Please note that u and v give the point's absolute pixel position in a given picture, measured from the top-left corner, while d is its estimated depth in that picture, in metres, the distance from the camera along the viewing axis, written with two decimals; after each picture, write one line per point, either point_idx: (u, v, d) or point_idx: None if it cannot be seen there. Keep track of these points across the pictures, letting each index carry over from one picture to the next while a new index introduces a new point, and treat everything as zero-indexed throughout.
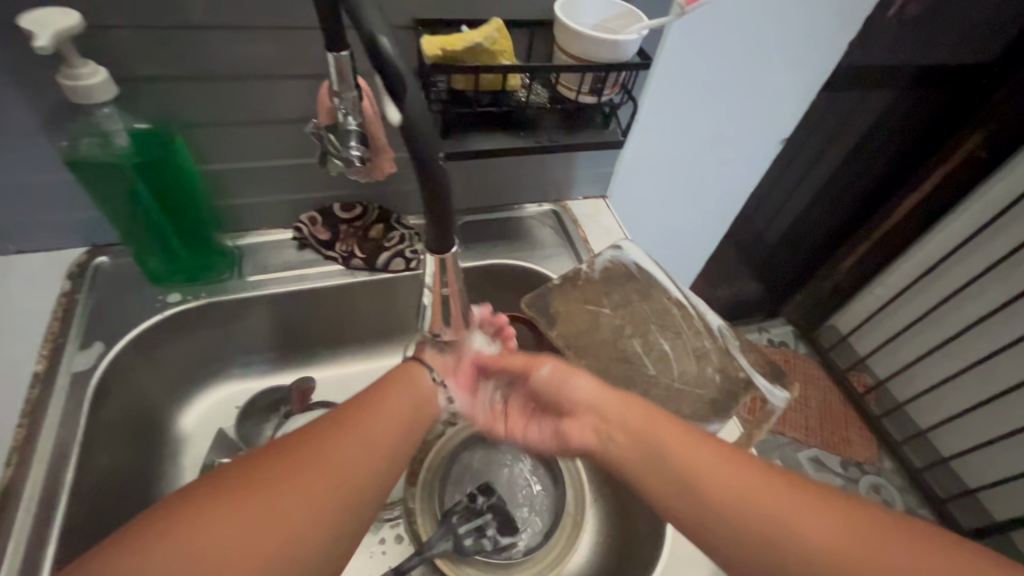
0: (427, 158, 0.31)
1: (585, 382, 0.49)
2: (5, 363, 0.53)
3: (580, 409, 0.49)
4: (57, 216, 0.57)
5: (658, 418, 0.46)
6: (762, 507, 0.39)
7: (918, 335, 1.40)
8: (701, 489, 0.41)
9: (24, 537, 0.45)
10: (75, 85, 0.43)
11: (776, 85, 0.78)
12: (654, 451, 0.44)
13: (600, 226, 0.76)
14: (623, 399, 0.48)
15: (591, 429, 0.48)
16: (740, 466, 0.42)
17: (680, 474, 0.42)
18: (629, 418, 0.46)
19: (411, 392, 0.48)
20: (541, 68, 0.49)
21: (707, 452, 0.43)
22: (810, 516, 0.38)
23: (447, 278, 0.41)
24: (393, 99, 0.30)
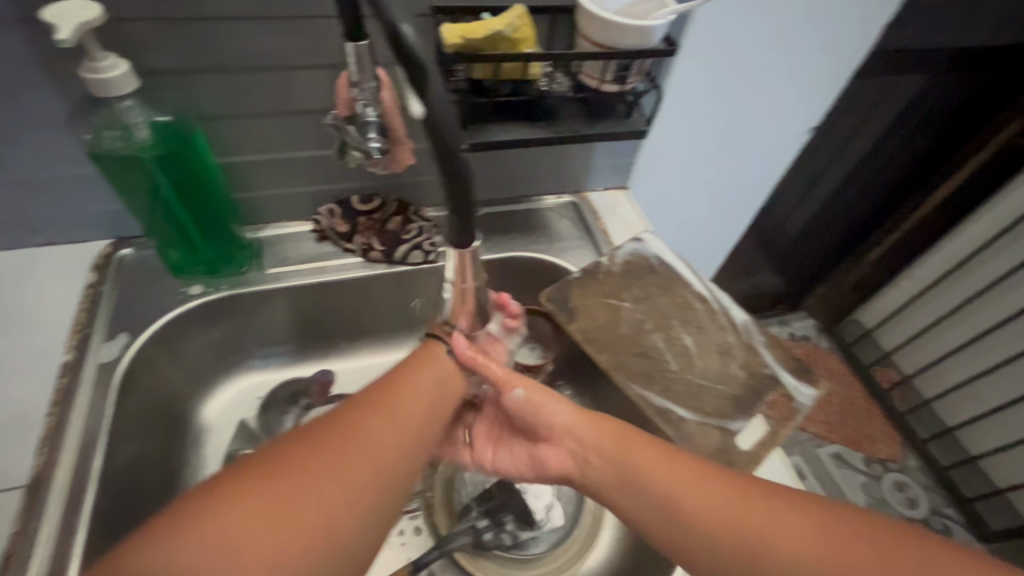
0: (450, 150, 0.31)
1: (560, 407, 0.49)
2: (33, 354, 0.54)
3: (557, 436, 0.48)
4: (82, 208, 0.58)
5: (633, 439, 0.46)
6: (743, 525, 0.40)
7: (949, 331, 1.36)
8: (683, 509, 0.42)
9: (54, 525, 0.46)
10: (98, 78, 0.43)
11: (808, 71, 0.75)
12: (629, 473, 0.45)
13: (620, 218, 0.75)
14: (597, 423, 0.48)
15: (568, 456, 0.48)
16: (718, 482, 0.42)
17: (659, 494, 0.43)
18: (603, 442, 0.47)
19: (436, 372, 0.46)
20: (564, 57, 0.48)
21: (682, 471, 0.43)
22: (789, 528, 0.39)
23: (465, 275, 0.41)
24: (416, 90, 0.29)
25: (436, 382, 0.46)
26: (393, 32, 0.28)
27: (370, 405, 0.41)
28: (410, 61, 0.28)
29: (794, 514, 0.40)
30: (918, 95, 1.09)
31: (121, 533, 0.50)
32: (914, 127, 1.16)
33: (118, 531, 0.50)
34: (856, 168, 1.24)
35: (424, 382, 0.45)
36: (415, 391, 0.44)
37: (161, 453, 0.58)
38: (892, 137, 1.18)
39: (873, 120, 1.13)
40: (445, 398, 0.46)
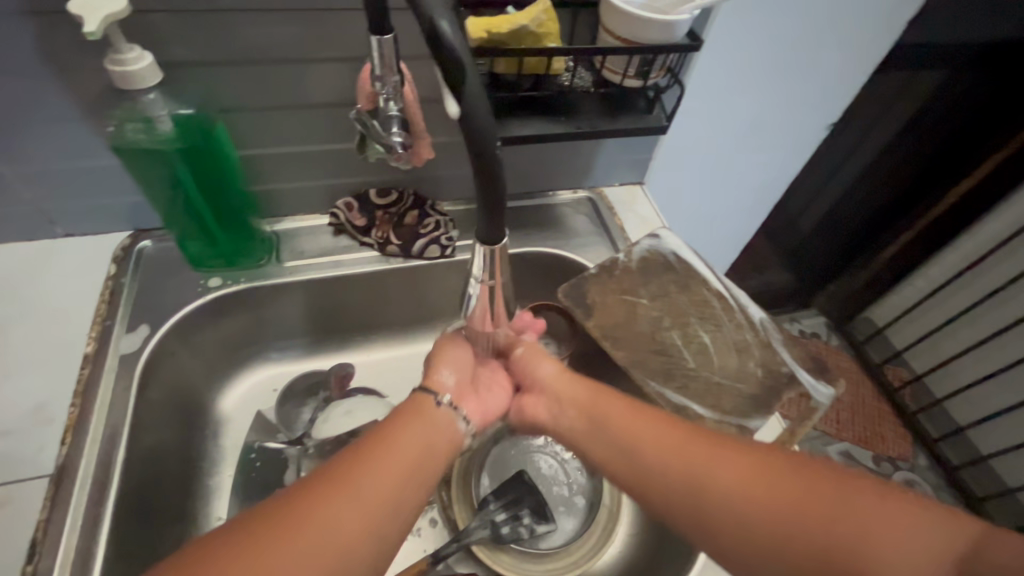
0: (484, 146, 0.31)
1: (549, 366, 0.54)
2: (55, 345, 0.55)
3: (541, 387, 0.54)
4: (103, 199, 0.58)
5: (605, 394, 0.50)
6: (688, 466, 0.41)
7: (960, 330, 1.36)
8: (634, 448, 0.44)
9: (80, 514, 0.46)
10: (123, 70, 0.43)
11: (828, 67, 0.74)
12: (597, 421, 0.49)
13: (636, 214, 0.74)
14: (576, 380, 0.53)
15: (546, 404, 0.53)
16: (672, 428, 0.44)
17: (618, 436, 0.46)
18: (577, 395, 0.51)
19: (421, 429, 0.44)
20: (587, 52, 0.48)
21: (642, 420, 0.46)
22: (728, 467, 0.40)
23: (494, 270, 0.41)
24: (451, 87, 0.29)
25: (422, 440, 0.43)
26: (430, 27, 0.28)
27: (341, 474, 0.37)
28: (447, 57, 0.28)
29: (740, 458, 0.40)
30: (938, 92, 1.08)
31: (145, 522, 0.51)
32: (932, 124, 1.14)
33: (142, 521, 0.51)
34: (871, 166, 1.23)
35: (408, 442, 0.42)
36: (398, 450, 0.41)
37: (182, 444, 0.58)
38: (909, 135, 1.16)
39: (891, 116, 1.11)
40: (430, 454, 0.43)
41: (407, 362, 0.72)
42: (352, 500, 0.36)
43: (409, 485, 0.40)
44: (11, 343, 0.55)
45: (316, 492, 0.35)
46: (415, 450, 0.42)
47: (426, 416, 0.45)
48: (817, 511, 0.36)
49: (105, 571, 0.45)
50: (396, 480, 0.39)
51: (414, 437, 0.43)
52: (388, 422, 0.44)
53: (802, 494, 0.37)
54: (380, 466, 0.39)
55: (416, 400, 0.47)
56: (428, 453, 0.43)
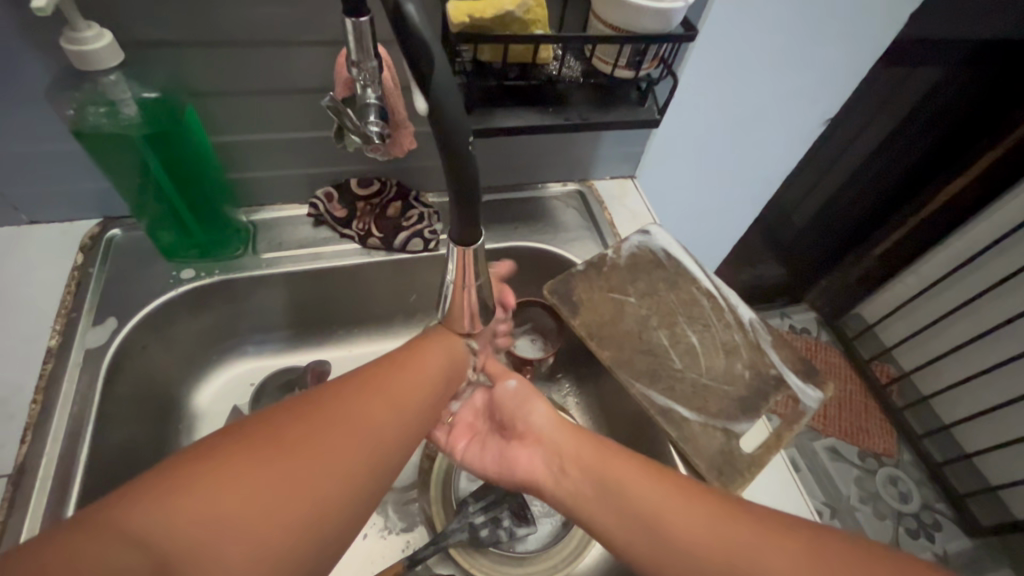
0: (457, 143, 0.29)
1: (543, 412, 0.51)
2: (18, 338, 0.53)
3: (536, 436, 0.50)
4: (68, 186, 0.56)
5: (611, 453, 0.46)
6: (729, 551, 0.38)
7: (949, 329, 1.36)
8: (663, 526, 0.40)
9: (39, 515, 0.44)
10: (79, 50, 0.41)
11: (825, 61, 0.72)
12: (608, 487, 0.44)
13: (626, 209, 0.73)
14: (578, 436, 0.48)
15: (542, 457, 0.49)
16: (701, 503, 0.41)
17: (641, 512, 0.42)
18: (581, 453, 0.47)
19: (445, 346, 0.48)
20: (576, 39, 0.45)
21: (662, 488, 0.42)
22: (774, 553, 0.38)
23: (468, 274, 0.39)
24: (419, 79, 0.27)
25: (442, 361, 0.47)
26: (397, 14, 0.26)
27: (368, 380, 0.42)
28: (416, 46, 0.26)
29: (783, 541, 0.38)
30: (936, 87, 1.06)
31: None
32: (928, 120, 1.12)
33: None
34: (865, 162, 1.21)
35: (428, 360, 0.46)
36: (417, 367, 0.45)
37: (154, 440, 0.57)
38: (904, 130, 1.14)
39: (888, 111, 1.09)
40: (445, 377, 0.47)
41: None
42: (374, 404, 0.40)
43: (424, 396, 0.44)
44: None
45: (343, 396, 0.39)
46: (434, 366, 0.46)
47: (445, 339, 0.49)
48: None
49: None
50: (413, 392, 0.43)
51: (435, 356, 0.47)
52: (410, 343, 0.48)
53: None
54: (399, 380, 0.43)
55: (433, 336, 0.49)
56: (444, 371, 0.47)
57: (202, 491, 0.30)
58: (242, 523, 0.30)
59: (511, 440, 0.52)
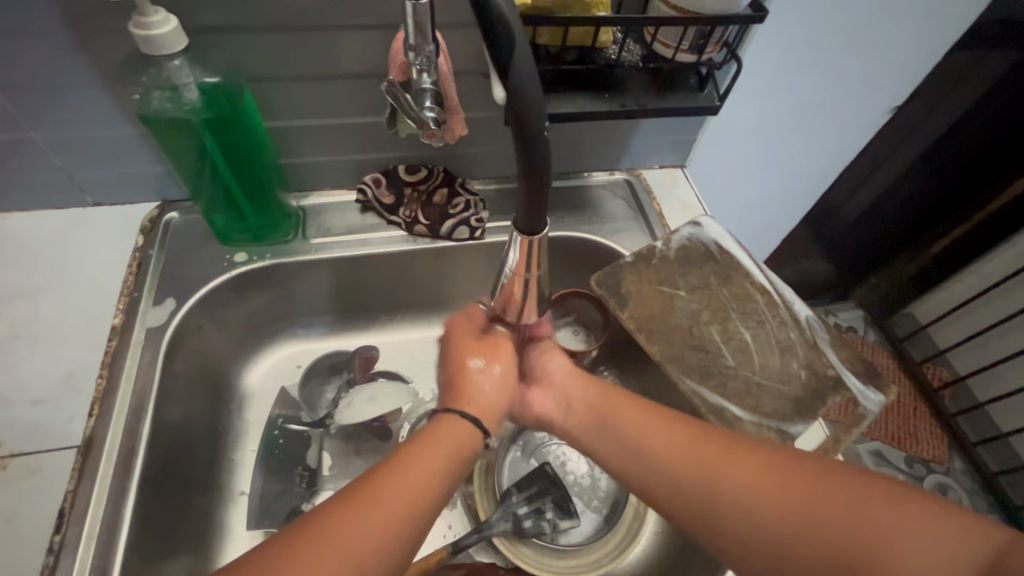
0: (529, 129, 0.30)
1: (561, 359, 0.53)
2: (83, 315, 0.55)
3: (549, 380, 0.52)
4: (130, 170, 0.57)
5: (615, 391, 0.49)
6: (700, 468, 0.40)
7: (1013, 334, 1.28)
8: (647, 450, 0.44)
9: (106, 485, 0.46)
10: (147, 35, 0.41)
11: (898, 44, 0.68)
12: (607, 420, 0.48)
13: (675, 199, 0.70)
14: (586, 378, 0.51)
15: (555, 398, 0.51)
16: (683, 429, 0.43)
17: (626, 435, 0.45)
18: (589, 394, 0.50)
19: (453, 434, 0.42)
20: (639, 21, 0.43)
21: (648, 416, 0.46)
22: (737, 470, 0.39)
23: (530, 263, 0.39)
24: (499, 66, 0.29)
25: (436, 469, 0.38)
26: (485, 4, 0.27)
27: (360, 493, 0.34)
28: (501, 35, 0.28)
29: (754, 458, 0.39)
30: (1010, 72, 0.98)
31: (169, 497, 0.51)
32: (1001, 107, 1.05)
33: (166, 494, 0.50)
34: (922, 154, 1.14)
35: (416, 476, 0.37)
36: (390, 494, 0.35)
37: (207, 418, 0.58)
38: (972, 119, 1.07)
39: (958, 98, 1.02)
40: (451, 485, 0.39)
41: (431, 345, 0.70)
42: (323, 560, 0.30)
43: (407, 522, 0.34)
44: (42, 310, 0.55)
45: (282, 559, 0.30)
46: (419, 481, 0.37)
47: (455, 426, 0.43)
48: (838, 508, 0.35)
49: (131, 544, 0.45)
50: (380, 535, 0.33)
51: (426, 463, 0.38)
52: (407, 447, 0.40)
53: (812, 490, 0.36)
54: (371, 513, 0.33)
55: (447, 417, 0.44)
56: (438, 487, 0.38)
57: None
58: None
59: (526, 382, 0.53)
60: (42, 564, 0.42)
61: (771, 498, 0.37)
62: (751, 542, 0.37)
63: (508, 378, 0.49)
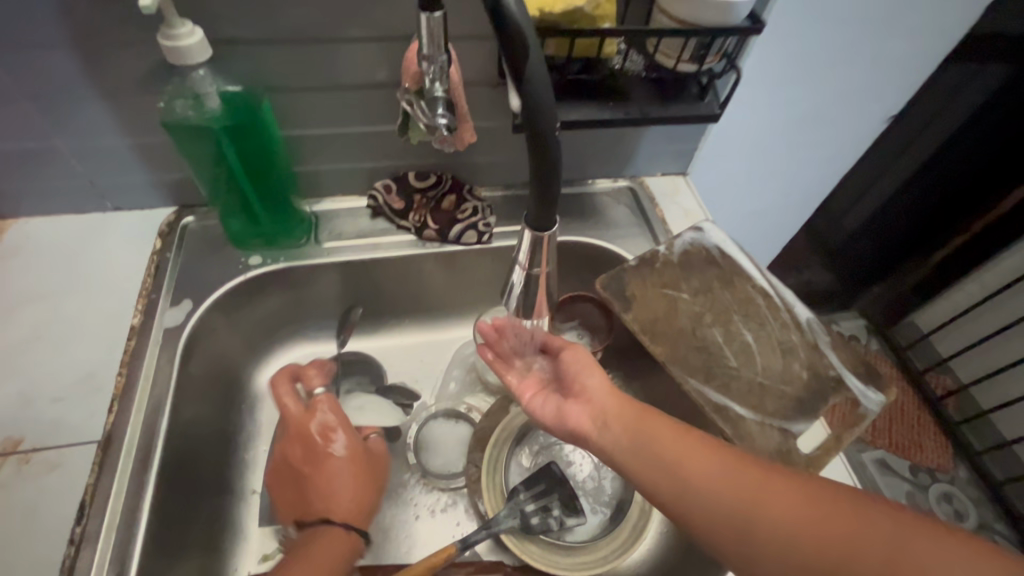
0: (540, 132, 0.32)
1: (601, 376, 0.49)
2: (103, 316, 0.56)
3: (588, 395, 0.49)
4: (151, 175, 0.60)
5: (652, 413, 0.46)
6: (737, 492, 0.39)
7: (1015, 340, 1.29)
8: (681, 472, 0.42)
9: (125, 479, 0.47)
10: (174, 46, 0.43)
11: (893, 55, 0.69)
12: (642, 441, 0.44)
13: (678, 206, 0.72)
14: (627, 397, 0.48)
15: (591, 414, 0.48)
16: (719, 452, 0.42)
17: (659, 456, 0.43)
18: (627, 410, 0.46)
19: (330, 549, 0.47)
20: (643, 34, 0.45)
21: (682, 437, 0.44)
22: (775, 502, 0.38)
23: (538, 257, 0.42)
24: (514, 76, 0.31)
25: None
26: (500, 14, 0.29)
27: None
28: (510, 35, 0.29)
29: (786, 482, 0.39)
30: (1005, 84, 1.00)
31: (183, 493, 0.52)
32: (997, 119, 1.06)
33: (180, 491, 0.51)
34: (923, 165, 1.15)
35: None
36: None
37: (220, 418, 0.59)
38: (970, 130, 1.08)
39: (957, 108, 1.03)
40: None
41: (438, 348, 0.72)
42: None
43: None
44: (62, 310, 0.56)
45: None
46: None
47: (332, 539, 0.48)
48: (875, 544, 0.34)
49: (149, 536, 0.46)
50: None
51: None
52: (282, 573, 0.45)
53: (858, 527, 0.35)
54: None
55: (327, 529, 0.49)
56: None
57: None
58: None
59: (567, 395, 0.51)
60: (63, 555, 0.43)
61: (800, 519, 0.37)
62: (782, 563, 0.37)
63: (376, 469, 0.55)
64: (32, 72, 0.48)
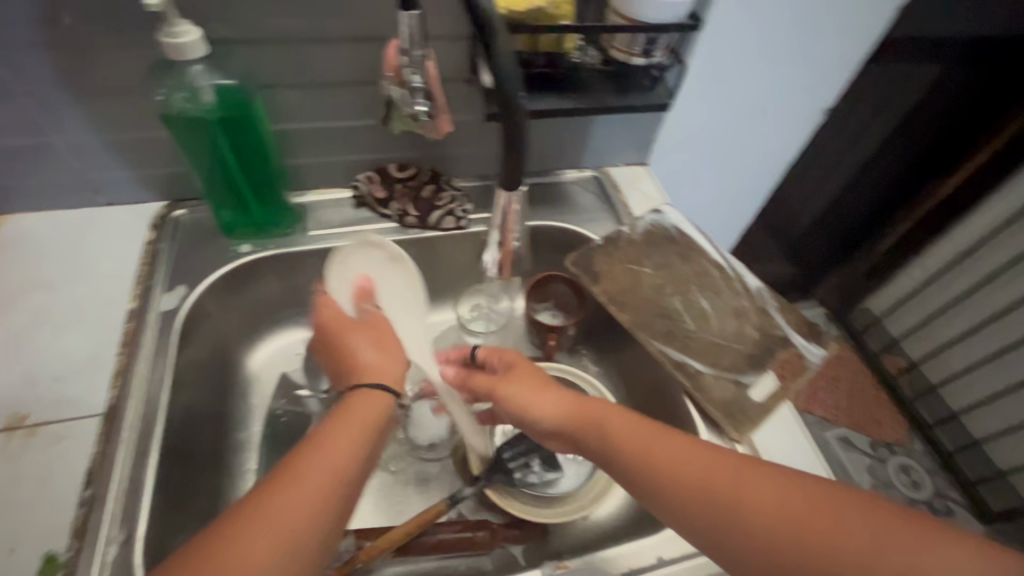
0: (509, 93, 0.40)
1: (549, 406, 0.50)
2: (100, 301, 0.59)
3: (553, 431, 0.50)
4: (144, 170, 0.63)
5: (613, 419, 0.47)
6: (714, 498, 0.40)
7: (957, 318, 1.40)
8: (660, 481, 0.42)
9: (131, 447, 0.50)
10: (174, 42, 0.47)
11: (823, 54, 0.78)
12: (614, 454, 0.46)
13: (640, 192, 0.78)
14: (581, 415, 0.49)
15: (567, 441, 0.50)
16: (695, 456, 0.42)
17: (636, 467, 0.44)
18: (585, 436, 0.48)
19: (368, 409, 0.45)
20: (598, 30, 0.52)
21: (653, 443, 0.44)
22: (754, 507, 0.39)
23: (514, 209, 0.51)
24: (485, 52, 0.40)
25: (347, 445, 0.41)
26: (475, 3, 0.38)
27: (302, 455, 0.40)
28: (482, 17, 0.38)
29: (766, 486, 0.39)
30: (935, 82, 1.10)
31: (183, 465, 0.54)
32: (929, 115, 1.16)
33: (183, 462, 0.54)
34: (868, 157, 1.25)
35: (328, 463, 0.39)
36: (306, 474, 0.38)
37: (215, 399, 0.62)
38: (907, 125, 1.19)
39: (891, 105, 1.13)
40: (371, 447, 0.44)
41: None
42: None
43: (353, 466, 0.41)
44: (60, 298, 0.59)
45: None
46: (353, 450, 0.42)
47: (370, 395, 0.46)
48: (852, 542, 0.35)
49: (156, 498, 0.49)
50: (301, 518, 0.36)
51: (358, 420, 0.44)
52: (328, 422, 0.43)
53: (835, 525, 0.36)
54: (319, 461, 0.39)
55: (361, 393, 0.47)
56: (344, 477, 0.40)
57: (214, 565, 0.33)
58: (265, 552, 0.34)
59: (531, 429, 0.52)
60: (74, 515, 0.46)
61: (780, 519, 0.37)
62: (764, 560, 0.38)
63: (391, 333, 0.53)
64: (35, 70, 0.51)
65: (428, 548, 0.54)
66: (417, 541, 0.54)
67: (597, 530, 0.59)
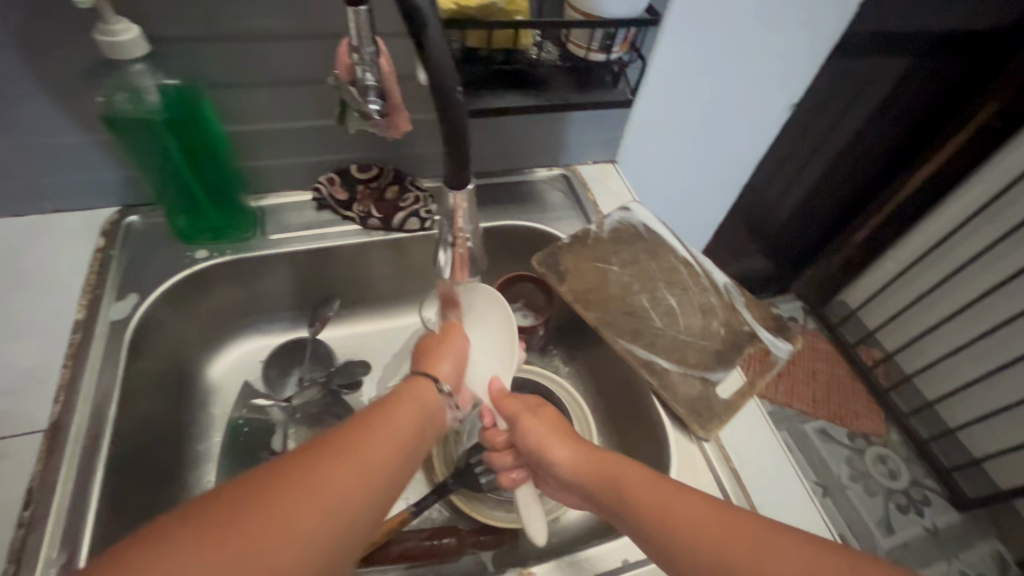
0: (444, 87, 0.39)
1: (561, 452, 0.49)
2: (46, 312, 0.57)
3: (568, 481, 0.49)
4: (92, 175, 0.60)
5: (627, 472, 0.45)
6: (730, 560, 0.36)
7: (928, 310, 1.41)
8: (674, 541, 0.39)
9: (74, 464, 0.48)
10: (111, 41, 0.45)
11: (785, 50, 0.78)
12: (626, 509, 0.43)
13: (608, 189, 0.78)
14: (592, 464, 0.47)
15: (581, 493, 0.48)
16: (709, 512, 0.39)
17: (652, 526, 0.41)
18: (596, 487, 0.46)
19: (428, 395, 0.47)
20: (554, 25, 0.51)
21: (665, 499, 0.41)
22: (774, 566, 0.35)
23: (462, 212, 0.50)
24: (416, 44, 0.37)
25: (410, 422, 0.42)
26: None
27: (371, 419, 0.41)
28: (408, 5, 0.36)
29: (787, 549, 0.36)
30: (900, 75, 1.12)
31: (134, 480, 0.52)
32: (895, 108, 1.19)
33: (134, 477, 0.52)
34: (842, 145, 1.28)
35: (395, 433, 0.40)
36: (378, 435, 0.39)
37: (171, 410, 0.60)
38: (873, 118, 1.21)
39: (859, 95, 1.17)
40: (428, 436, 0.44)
41: (387, 335, 0.74)
42: (305, 505, 0.32)
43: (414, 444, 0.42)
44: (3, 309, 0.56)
45: (179, 528, 0.28)
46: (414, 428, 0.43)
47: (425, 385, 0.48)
48: None
49: (101, 517, 0.47)
50: (378, 472, 0.37)
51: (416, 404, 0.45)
52: (391, 397, 0.45)
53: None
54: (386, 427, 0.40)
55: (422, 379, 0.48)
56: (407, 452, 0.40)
57: (297, 491, 0.32)
58: (344, 493, 0.34)
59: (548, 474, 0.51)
60: (11, 538, 0.44)
61: None
62: None
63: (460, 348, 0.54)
64: None
65: (393, 558, 0.51)
66: (381, 550, 0.51)
67: (566, 533, 0.59)
